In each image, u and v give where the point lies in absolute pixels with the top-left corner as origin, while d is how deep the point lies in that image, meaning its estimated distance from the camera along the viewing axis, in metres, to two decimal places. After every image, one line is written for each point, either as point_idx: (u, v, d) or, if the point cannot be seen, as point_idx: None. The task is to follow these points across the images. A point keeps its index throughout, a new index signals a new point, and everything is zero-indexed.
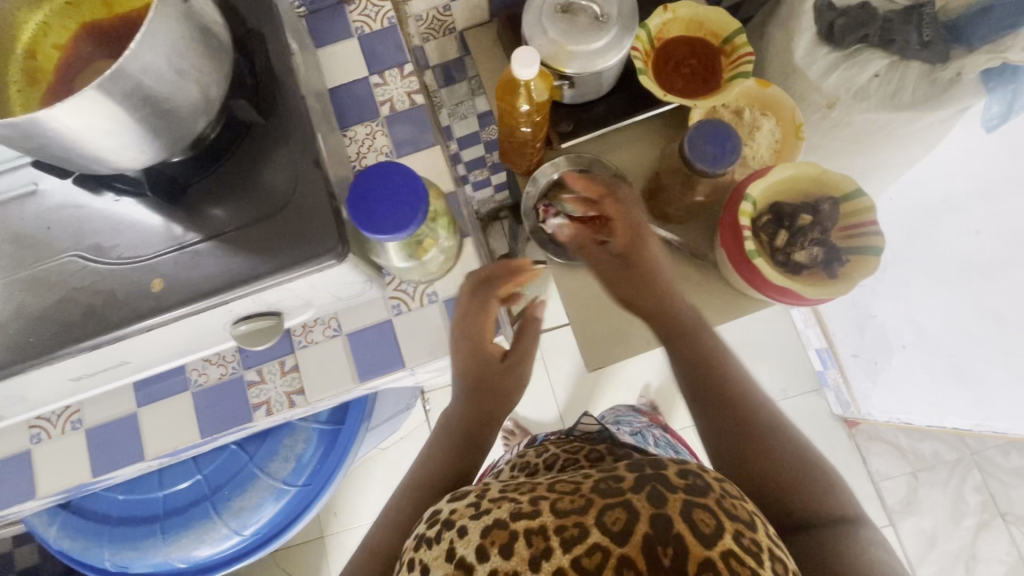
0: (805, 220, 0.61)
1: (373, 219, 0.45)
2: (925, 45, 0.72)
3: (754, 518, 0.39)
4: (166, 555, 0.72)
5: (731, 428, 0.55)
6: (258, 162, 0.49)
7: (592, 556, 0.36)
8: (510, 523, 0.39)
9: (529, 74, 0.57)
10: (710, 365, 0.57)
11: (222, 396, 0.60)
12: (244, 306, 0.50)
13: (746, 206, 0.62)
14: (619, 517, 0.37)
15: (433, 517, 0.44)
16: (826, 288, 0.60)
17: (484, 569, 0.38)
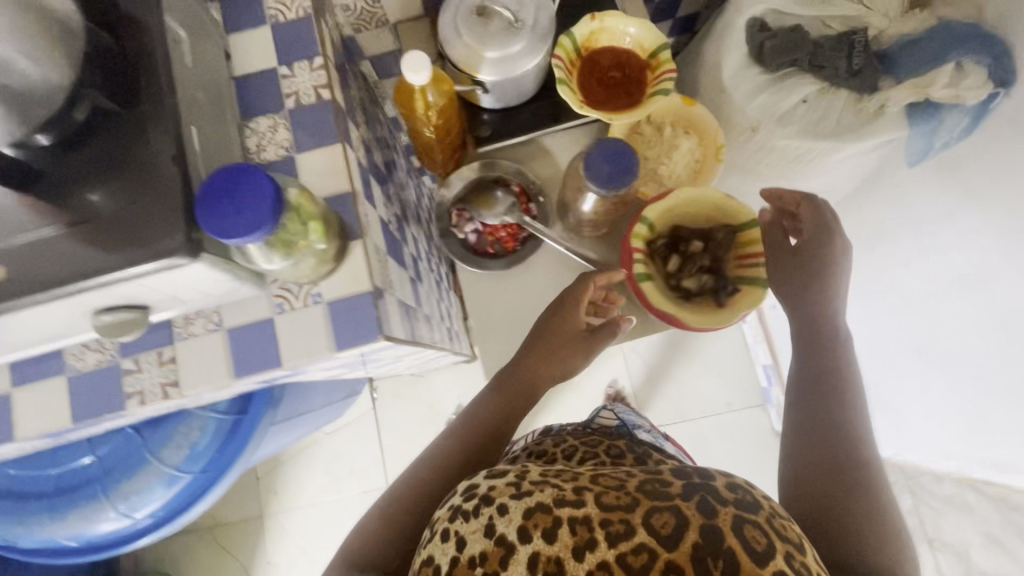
0: (696, 247, 0.68)
1: (209, 216, 0.44)
2: (854, 74, 0.72)
3: (802, 540, 0.42)
4: (55, 532, 0.74)
5: (823, 452, 0.54)
6: (117, 154, 0.48)
7: (638, 555, 0.40)
8: (554, 509, 0.43)
9: (420, 79, 0.55)
10: (823, 385, 0.59)
11: (96, 382, 0.59)
12: (99, 298, 0.49)
13: (641, 229, 0.69)
14: (667, 522, 0.40)
15: (470, 491, 0.48)
16: (713, 315, 0.66)
17: (526, 549, 0.41)
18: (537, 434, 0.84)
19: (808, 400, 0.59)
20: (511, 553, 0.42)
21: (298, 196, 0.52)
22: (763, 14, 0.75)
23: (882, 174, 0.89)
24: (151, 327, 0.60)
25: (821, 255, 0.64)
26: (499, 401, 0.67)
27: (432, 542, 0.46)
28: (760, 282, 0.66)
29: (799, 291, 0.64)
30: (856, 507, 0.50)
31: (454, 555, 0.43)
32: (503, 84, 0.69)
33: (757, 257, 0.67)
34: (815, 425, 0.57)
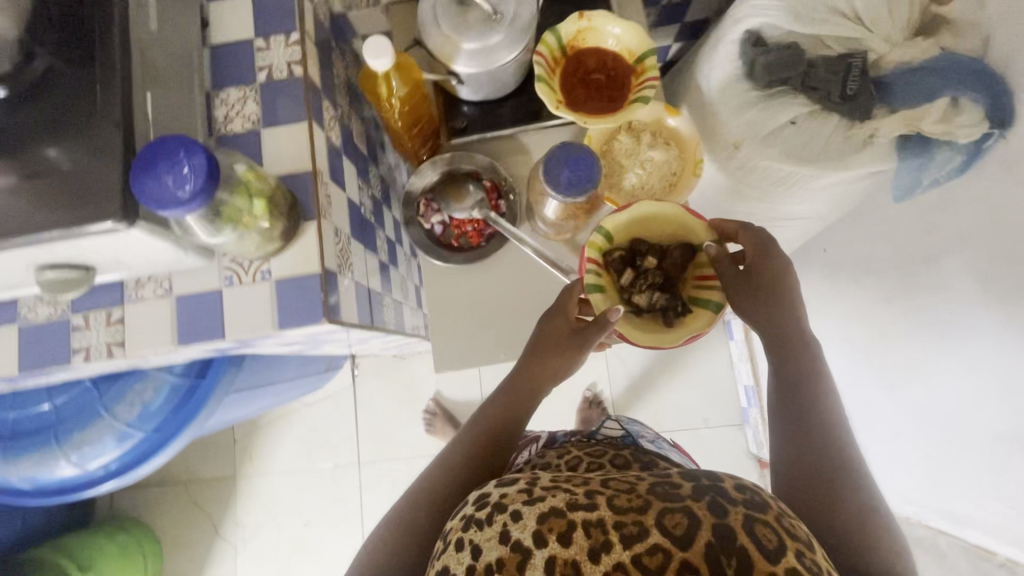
0: (649, 262, 0.64)
1: (141, 172, 0.44)
2: (847, 99, 0.69)
3: (811, 538, 0.39)
4: (9, 472, 0.76)
5: (811, 457, 0.54)
6: (68, 114, 0.49)
7: (654, 556, 0.37)
8: (567, 513, 0.40)
9: (381, 65, 0.55)
10: (797, 392, 0.59)
11: (45, 334, 0.61)
12: (39, 253, 0.50)
13: (597, 238, 0.66)
14: (680, 522, 0.38)
15: (482, 499, 0.44)
16: (659, 336, 0.63)
17: (541, 555, 0.38)
18: (540, 443, 0.78)
19: (789, 406, 0.58)
20: (526, 560, 0.38)
21: (246, 172, 0.53)
22: (761, 27, 0.73)
23: (873, 204, 0.86)
24: (103, 286, 0.61)
25: (778, 273, 0.62)
26: (498, 417, 0.64)
27: (446, 554, 0.42)
28: (710, 306, 0.65)
29: (764, 305, 0.62)
30: (843, 499, 0.51)
31: (469, 564, 0.40)
32: (479, 76, 0.67)
33: (713, 280, 0.66)
34: (798, 433, 0.56)
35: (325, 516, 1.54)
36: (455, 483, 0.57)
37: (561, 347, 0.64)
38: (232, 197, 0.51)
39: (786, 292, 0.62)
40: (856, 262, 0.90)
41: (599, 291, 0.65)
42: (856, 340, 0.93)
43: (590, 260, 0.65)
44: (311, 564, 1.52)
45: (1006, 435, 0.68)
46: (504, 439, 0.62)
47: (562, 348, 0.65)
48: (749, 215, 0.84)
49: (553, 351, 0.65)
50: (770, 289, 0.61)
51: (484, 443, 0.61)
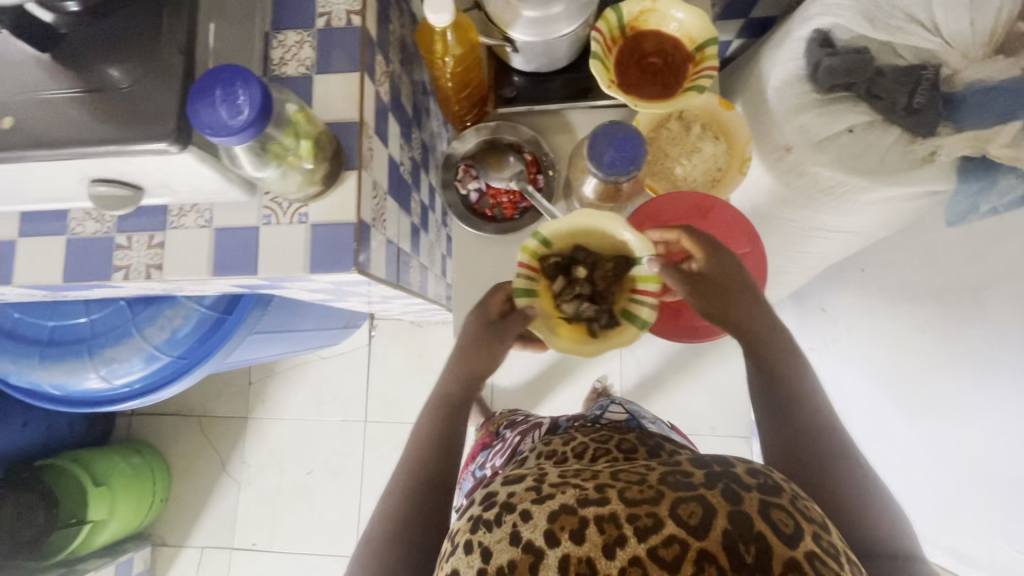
0: (581, 273, 0.62)
1: (200, 96, 0.45)
2: (912, 112, 0.66)
3: (826, 521, 0.36)
4: (41, 377, 0.80)
5: (804, 444, 0.56)
6: (135, 34, 0.50)
7: (670, 547, 0.33)
8: (578, 509, 0.35)
9: (440, 21, 0.55)
10: (783, 379, 0.59)
11: (89, 248, 0.63)
12: (94, 167, 0.52)
13: (532, 242, 0.60)
14: (695, 510, 0.34)
15: (489, 499, 0.40)
16: (581, 347, 0.60)
17: (555, 555, 0.34)
18: (543, 431, 0.75)
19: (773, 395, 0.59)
20: (539, 562, 0.34)
21: (296, 113, 0.54)
22: (832, 27, 0.70)
23: (922, 227, 0.82)
24: (148, 209, 0.63)
25: (734, 271, 0.62)
26: (442, 423, 0.65)
27: (454, 557, 0.38)
28: (637, 323, 0.60)
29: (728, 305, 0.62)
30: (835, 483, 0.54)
31: (480, 568, 0.36)
32: (534, 45, 0.67)
33: (648, 295, 0.60)
34: (786, 419, 0.58)
35: (327, 467, 1.58)
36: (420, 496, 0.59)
37: (484, 342, 0.67)
38: (282, 135, 0.52)
39: (743, 290, 0.62)
40: (894, 287, 0.87)
41: (527, 295, 0.61)
42: (884, 364, 0.90)
43: (521, 265, 0.60)
44: (309, 510, 1.57)
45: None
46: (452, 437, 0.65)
47: (483, 342, 0.67)
48: (790, 221, 0.82)
49: (480, 346, 0.67)
50: (728, 290, 0.62)
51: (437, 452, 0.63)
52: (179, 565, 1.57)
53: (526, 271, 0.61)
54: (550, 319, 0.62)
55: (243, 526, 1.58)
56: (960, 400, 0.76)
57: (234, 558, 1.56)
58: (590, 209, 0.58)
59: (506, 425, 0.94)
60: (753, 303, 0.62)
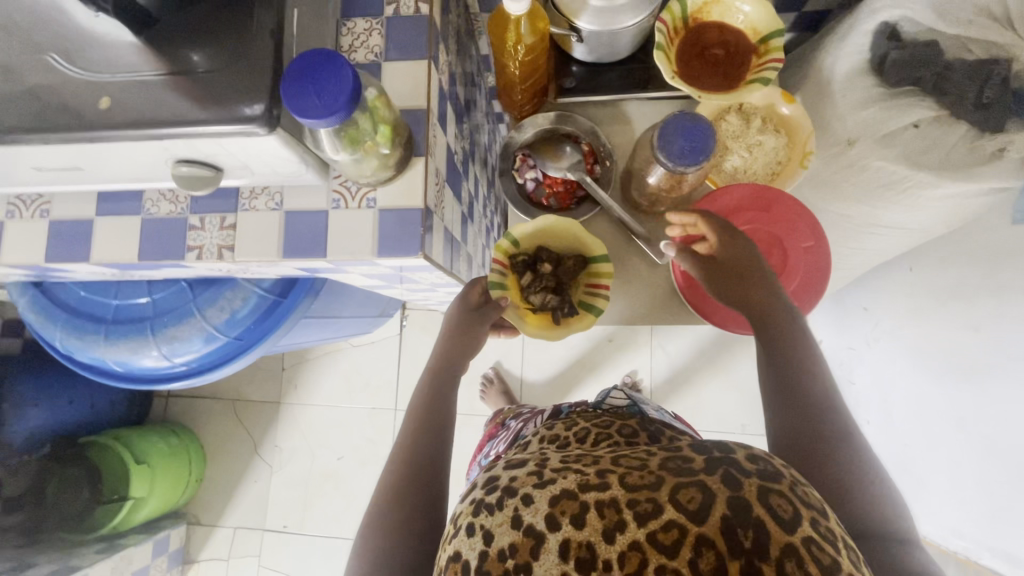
0: (547, 267, 0.71)
1: (296, 80, 0.47)
2: (981, 107, 0.64)
3: (825, 508, 0.34)
4: (104, 354, 0.83)
5: (808, 426, 0.52)
6: (225, 19, 0.52)
7: (669, 532, 0.32)
8: (579, 494, 0.35)
9: (518, 10, 0.55)
10: (796, 361, 0.56)
11: (165, 229, 0.65)
12: (181, 148, 0.54)
13: (504, 241, 0.71)
14: (694, 496, 0.33)
15: (492, 482, 0.39)
16: (548, 331, 0.69)
17: (554, 539, 0.34)
18: (545, 417, 0.76)
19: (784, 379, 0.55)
20: (540, 545, 0.34)
21: (375, 98, 0.55)
22: (899, 20, 0.69)
23: (980, 226, 0.81)
24: (221, 192, 0.64)
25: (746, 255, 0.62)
26: (430, 405, 0.67)
27: (457, 539, 0.38)
28: (593, 312, 0.72)
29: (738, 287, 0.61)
30: (840, 468, 0.49)
31: (482, 550, 0.35)
32: (600, 35, 0.67)
33: (602, 288, 0.72)
34: (796, 399, 0.54)
35: (357, 453, 1.60)
36: (412, 479, 0.59)
37: (468, 326, 0.72)
38: (360, 118, 0.53)
39: (759, 276, 0.61)
40: (946, 285, 0.86)
41: (500, 287, 0.70)
42: (930, 365, 0.89)
43: (496, 262, 0.70)
44: (338, 495, 1.59)
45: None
46: (441, 417, 0.65)
47: (467, 326, 0.73)
48: (843, 217, 0.81)
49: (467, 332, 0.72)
50: (744, 273, 0.61)
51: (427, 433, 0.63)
52: (213, 544, 1.61)
53: (499, 266, 0.70)
54: (519, 309, 0.71)
55: (274, 509, 1.61)
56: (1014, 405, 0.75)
57: (266, 539, 1.60)
58: (555, 215, 0.72)
59: (512, 415, 0.95)
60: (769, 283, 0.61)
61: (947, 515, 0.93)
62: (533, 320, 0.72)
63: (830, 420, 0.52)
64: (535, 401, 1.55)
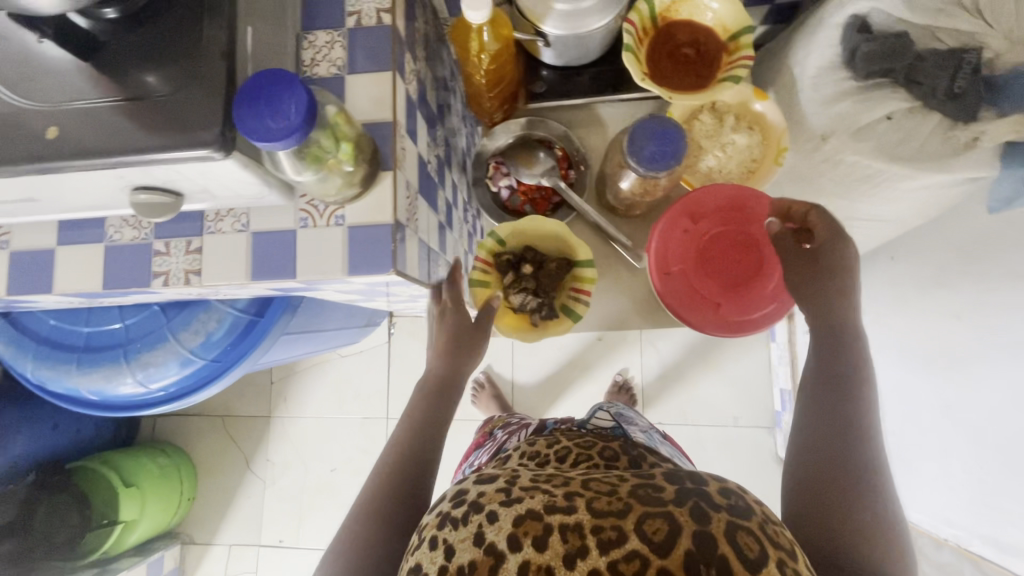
0: (528, 269, 0.69)
1: (243, 104, 0.45)
2: (953, 97, 0.64)
3: (793, 546, 0.35)
4: (78, 383, 0.81)
5: (837, 438, 0.51)
6: (174, 38, 0.50)
7: (630, 562, 0.32)
8: (544, 516, 0.35)
9: (478, 18, 0.54)
10: (837, 378, 0.54)
11: (129, 255, 0.63)
12: (137, 175, 0.52)
13: (488, 240, 0.70)
14: (660, 528, 0.33)
15: (458, 496, 0.39)
16: (523, 332, 0.70)
17: (514, 560, 0.34)
18: (528, 431, 0.75)
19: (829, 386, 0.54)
20: (498, 565, 0.34)
21: (336, 115, 0.54)
22: (869, 12, 0.68)
23: (958, 213, 0.81)
24: (185, 216, 0.63)
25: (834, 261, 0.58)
26: (420, 418, 0.65)
27: (419, 551, 0.38)
28: (574, 316, 0.71)
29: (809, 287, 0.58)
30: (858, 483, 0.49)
31: (442, 565, 0.35)
32: (566, 39, 0.66)
33: (583, 294, 0.70)
34: (829, 411, 0.53)
35: (351, 465, 1.59)
36: (386, 489, 0.57)
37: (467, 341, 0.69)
38: (320, 137, 0.52)
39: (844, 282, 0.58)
40: (930, 274, 0.86)
41: (481, 286, 0.70)
42: (921, 356, 0.89)
43: (477, 260, 0.70)
44: (333, 507, 1.58)
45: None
46: (427, 431, 0.63)
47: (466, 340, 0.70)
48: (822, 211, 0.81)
49: (460, 344, 0.69)
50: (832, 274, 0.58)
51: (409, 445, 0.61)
52: (209, 562, 1.60)
53: (481, 265, 0.70)
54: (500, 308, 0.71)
55: (269, 524, 1.59)
56: (998, 395, 0.75)
57: (262, 555, 1.58)
58: (539, 216, 0.69)
59: (500, 426, 0.93)
60: (840, 288, 0.57)
61: (936, 504, 0.93)
62: (512, 320, 0.71)
63: (851, 432, 0.51)
64: (527, 404, 1.54)
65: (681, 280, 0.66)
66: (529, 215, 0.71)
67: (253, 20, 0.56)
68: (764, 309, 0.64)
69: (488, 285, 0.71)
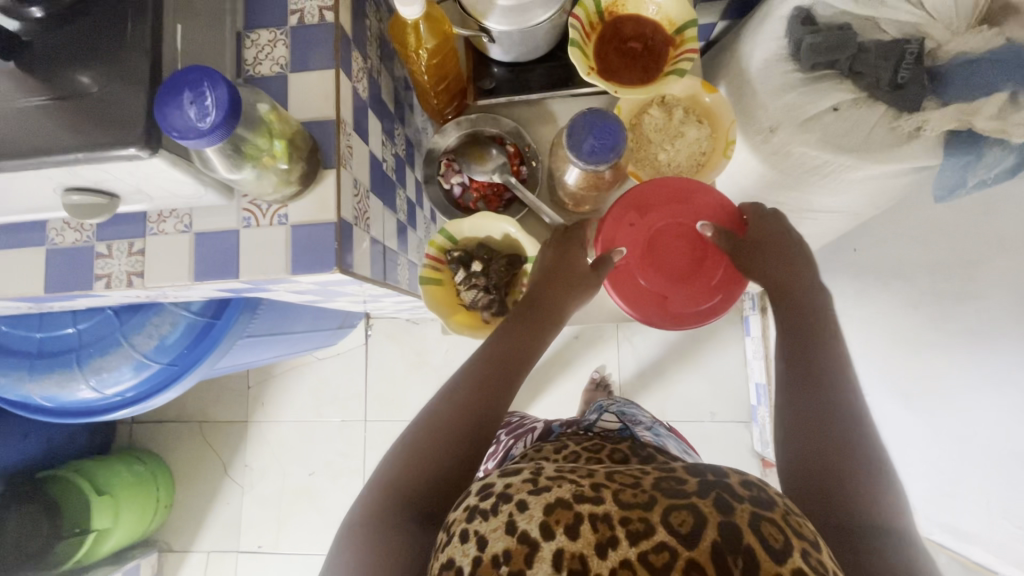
0: (478, 266, 0.68)
1: (162, 104, 0.44)
2: (896, 87, 0.65)
3: (818, 539, 0.38)
4: (31, 389, 0.80)
5: (819, 426, 0.51)
6: (98, 38, 0.49)
7: (660, 553, 0.35)
8: (574, 505, 0.38)
9: (410, 14, 0.54)
10: (813, 372, 0.55)
11: (71, 258, 0.63)
12: (66, 176, 0.52)
13: (439, 237, 0.69)
14: (686, 519, 0.36)
15: (486, 489, 0.42)
16: (474, 329, 0.71)
17: (549, 547, 0.36)
18: (535, 435, 0.76)
19: (804, 366, 0.56)
20: (534, 552, 0.36)
21: (269, 113, 0.54)
22: (812, 5, 0.69)
23: (912, 203, 0.81)
24: (127, 217, 0.62)
25: (798, 243, 0.63)
26: (500, 354, 0.59)
27: (450, 546, 0.40)
28: None
29: (779, 276, 0.62)
30: (850, 469, 0.48)
31: (475, 556, 0.37)
32: (511, 35, 0.65)
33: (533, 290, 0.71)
34: (806, 401, 0.53)
35: (329, 468, 1.58)
36: (455, 425, 0.52)
37: (570, 283, 0.64)
38: (254, 137, 0.52)
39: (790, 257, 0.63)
40: (889, 265, 0.86)
41: (433, 283, 0.70)
42: (881, 348, 0.89)
43: (428, 257, 0.69)
44: (312, 511, 1.57)
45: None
46: (507, 377, 0.57)
47: (570, 280, 0.65)
48: (778, 204, 0.81)
49: (562, 284, 0.64)
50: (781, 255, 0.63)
51: (485, 388, 0.56)
52: (187, 570, 1.58)
53: (431, 261, 0.70)
54: (453, 303, 0.72)
55: (248, 530, 1.58)
56: (952, 378, 0.75)
57: (241, 561, 1.57)
58: (487, 213, 0.68)
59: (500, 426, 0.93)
60: (790, 281, 0.62)
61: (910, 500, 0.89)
62: (464, 315, 0.72)
63: (831, 420, 0.51)
64: None
65: (625, 275, 0.67)
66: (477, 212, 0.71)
67: (184, 18, 0.55)
68: (704, 303, 0.66)
69: (441, 281, 0.71)
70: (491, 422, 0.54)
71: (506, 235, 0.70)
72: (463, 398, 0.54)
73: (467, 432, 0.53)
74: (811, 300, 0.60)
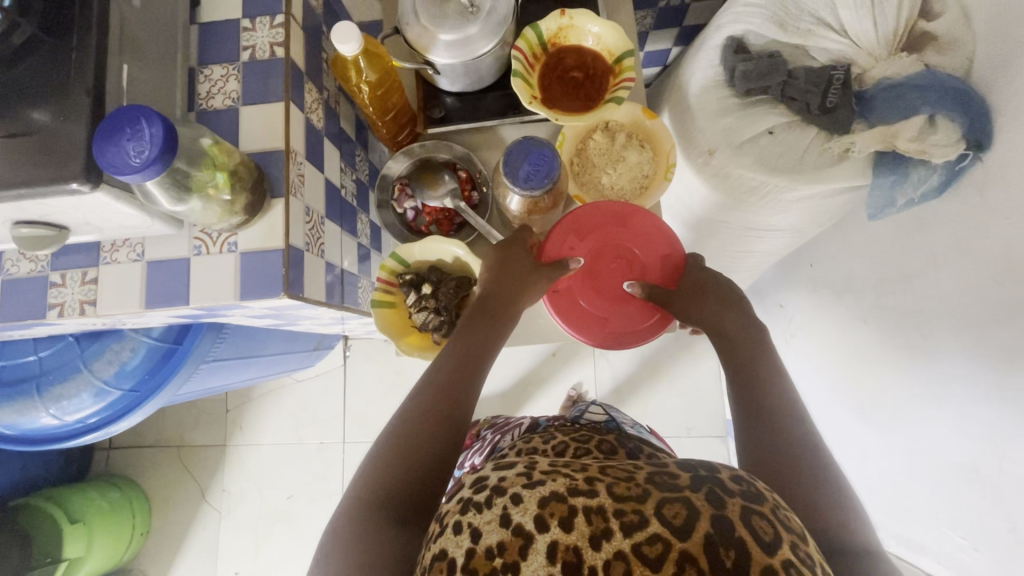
0: (427, 288, 0.70)
1: (99, 142, 0.47)
2: (827, 111, 0.68)
3: (804, 532, 0.37)
4: None
5: (767, 432, 0.53)
6: (45, 79, 0.52)
7: (654, 545, 0.33)
8: (568, 498, 0.36)
9: (348, 50, 0.58)
10: (755, 380, 0.57)
11: (25, 287, 0.64)
12: (15, 210, 0.54)
13: (391, 261, 0.71)
14: (679, 512, 0.34)
15: (479, 482, 0.40)
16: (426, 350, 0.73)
17: (543, 540, 0.34)
18: (522, 429, 0.73)
19: (744, 401, 0.56)
20: (529, 545, 0.34)
21: (212, 147, 0.56)
22: (744, 34, 0.74)
23: (852, 220, 0.84)
24: (81, 247, 0.64)
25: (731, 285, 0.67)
26: (463, 347, 0.60)
27: (443, 537, 0.37)
28: None
29: (717, 314, 0.63)
30: (801, 472, 0.49)
31: (469, 548, 0.35)
32: (455, 67, 0.68)
33: None
34: (753, 407, 0.55)
35: (307, 490, 1.57)
36: (424, 420, 0.53)
37: (525, 271, 0.65)
38: (195, 170, 0.54)
39: (718, 288, 0.65)
40: (837, 280, 0.88)
41: (383, 306, 0.72)
42: (834, 362, 0.91)
43: (380, 280, 0.71)
44: (289, 535, 1.55)
45: (992, 434, 0.62)
46: (469, 372, 0.57)
47: (523, 273, 0.65)
48: (726, 223, 0.83)
49: (515, 273, 0.65)
50: (712, 287, 0.66)
51: (449, 380, 0.56)
52: None
53: (383, 285, 0.71)
54: (405, 325, 0.73)
55: (225, 555, 1.56)
56: (899, 385, 0.76)
57: None
58: (435, 237, 0.71)
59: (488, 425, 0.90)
60: (725, 306, 0.64)
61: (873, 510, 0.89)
62: (417, 337, 0.74)
63: (777, 423, 0.53)
64: None
65: (567, 297, 0.69)
66: (427, 237, 0.73)
67: (130, 56, 0.57)
68: (647, 321, 0.68)
69: (392, 304, 0.73)
70: (457, 416, 0.54)
71: (455, 257, 0.72)
72: (430, 392, 0.55)
73: (437, 425, 0.53)
74: (749, 326, 0.62)
